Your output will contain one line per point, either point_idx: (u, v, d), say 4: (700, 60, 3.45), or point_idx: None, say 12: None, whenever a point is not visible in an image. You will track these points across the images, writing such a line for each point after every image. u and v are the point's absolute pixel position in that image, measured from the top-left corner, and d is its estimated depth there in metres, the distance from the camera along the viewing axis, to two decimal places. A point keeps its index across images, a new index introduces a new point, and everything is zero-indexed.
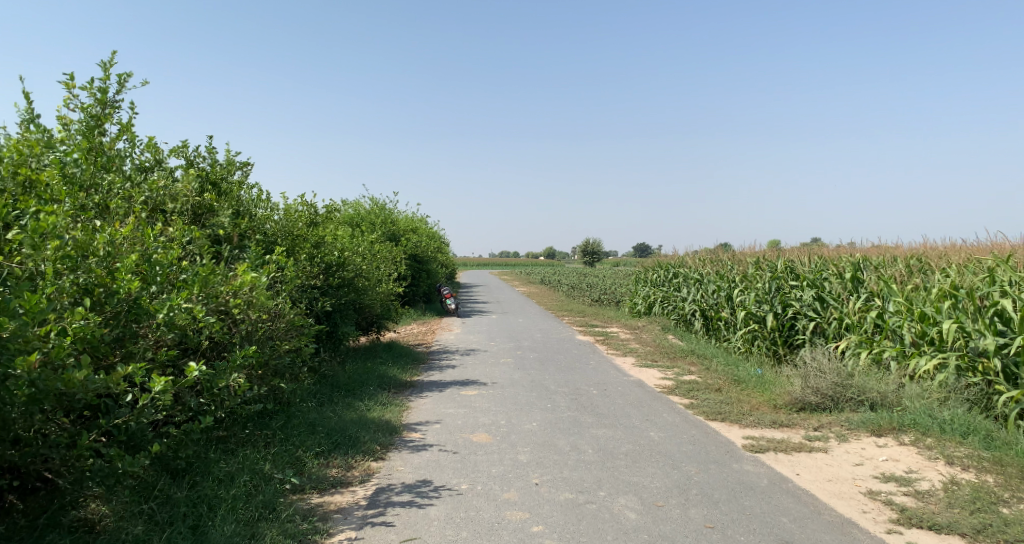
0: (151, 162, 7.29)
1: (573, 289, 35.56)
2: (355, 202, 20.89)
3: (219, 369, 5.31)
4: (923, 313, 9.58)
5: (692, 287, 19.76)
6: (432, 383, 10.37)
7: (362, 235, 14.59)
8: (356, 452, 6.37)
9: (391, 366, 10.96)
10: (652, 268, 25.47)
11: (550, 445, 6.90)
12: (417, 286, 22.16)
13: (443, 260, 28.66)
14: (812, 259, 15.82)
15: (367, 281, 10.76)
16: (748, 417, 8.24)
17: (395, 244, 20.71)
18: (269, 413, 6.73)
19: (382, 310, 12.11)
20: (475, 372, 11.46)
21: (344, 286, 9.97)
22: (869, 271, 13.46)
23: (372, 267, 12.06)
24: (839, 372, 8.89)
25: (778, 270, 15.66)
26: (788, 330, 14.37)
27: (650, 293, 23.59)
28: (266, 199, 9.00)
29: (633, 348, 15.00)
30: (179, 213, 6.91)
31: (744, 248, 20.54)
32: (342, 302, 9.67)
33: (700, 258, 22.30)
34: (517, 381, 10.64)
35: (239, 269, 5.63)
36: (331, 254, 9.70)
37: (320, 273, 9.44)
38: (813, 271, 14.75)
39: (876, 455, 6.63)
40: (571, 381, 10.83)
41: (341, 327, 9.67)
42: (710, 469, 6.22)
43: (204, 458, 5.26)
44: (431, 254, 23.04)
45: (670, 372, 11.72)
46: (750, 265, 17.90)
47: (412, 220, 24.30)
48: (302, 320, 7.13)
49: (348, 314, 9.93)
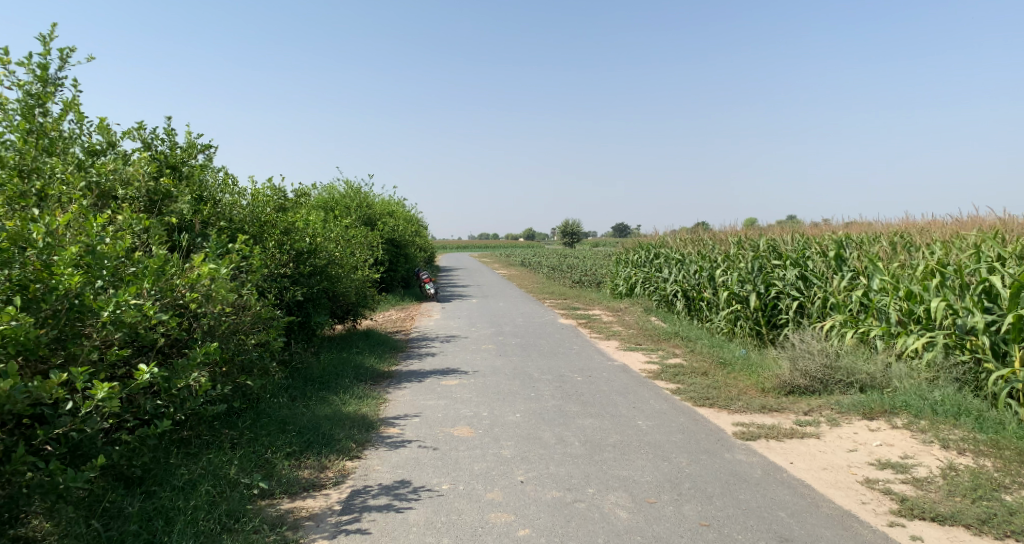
0: (104, 145, 6.85)
1: (553, 271, 35.27)
2: (329, 186, 20.40)
3: (177, 368, 4.93)
4: (909, 291, 9.32)
5: (674, 267, 19.50)
6: (411, 373, 10.02)
7: (336, 221, 14.13)
8: (330, 451, 6.02)
9: (368, 356, 10.57)
10: (633, 249, 25.19)
11: (535, 438, 6.59)
12: (395, 272, 21.76)
13: (422, 244, 28.26)
14: (794, 237, 15.59)
15: (341, 268, 10.34)
16: (737, 402, 7.98)
17: (371, 228, 20.29)
18: (237, 411, 6.35)
19: (358, 298, 11.70)
20: (455, 360, 11.12)
21: (316, 274, 9.54)
22: (853, 248, 13.24)
23: (347, 254, 11.64)
24: (827, 353, 8.65)
25: (762, 249, 15.42)
26: (772, 310, 14.15)
27: (632, 274, 23.33)
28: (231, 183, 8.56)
29: (615, 331, 14.72)
30: (133, 198, 6.47)
31: (726, 227, 20.28)
32: (314, 290, 9.27)
33: (681, 238, 22.05)
34: (499, 368, 10.32)
35: (197, 259, 5.20)
36: (301, 241, 9.27)
37: (290, 261, 9.01)
38: (797, 250, 14.51)
39: (870, 440, 6.34)
40: (554, 367, 10.52)
41: (313, 317, 9.26)
42: (702, 460, 5.94)
43: (164, 465, 4.90)
44: (408, 238, 22.63)
45: (654, 356, 11.46)
46: (732, 244, 17.65)
47: (389, 203, 23.83)
48: (269, 311, 6.73)
49: (321, 303, 9.52)
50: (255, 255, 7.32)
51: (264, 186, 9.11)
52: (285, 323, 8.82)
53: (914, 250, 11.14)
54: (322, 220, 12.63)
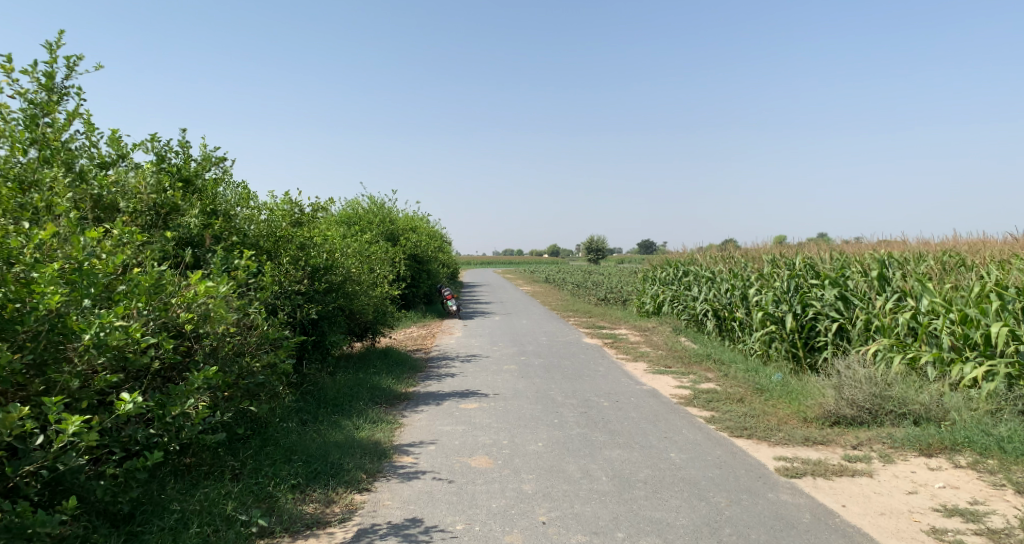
0: (115, 156, 6.53)
1: (577, 288, 34.76)
2: (352, 202, 20.15)
3: (173, 394, 4.54)
4: (965, 316, 8.74)
5: (704, 286, 18.93)
6: (429, 395, 9.58)
7: (357, 236, 13.79)
8: (338, 483, 5.58)
9: (385, 376, 10.15)
10: (660, 266, 24.63)
11: (558, 471, 6.10)
12: (417, 288, 21.43)
13: (445, 260, 27.93)
14: (832, 256, 14.99)
15: (359, 285, 9.96)
16: (778, 433, 7.42)
17: (393, 244, 19.99)
18: (241, 437, 5.95)
19: (376, 315, 11.29)
20: (476, 381, 10.66)
21: (332, 291, 9.16)
22: (896, 268, 12.63)
23: (366, 270, 11.26)
24: (876, 382, 8.07)
25: (797, 268, 14.83)
26: (809, 332, 13.55)
27: (659, 292, 22.78)
28: (248, 197, 8.23)
29: (643, 351, 14.18)
30: (139, 210, 6.13)
31: (759, 244, 19.68)
32: (329, 308, 8.88)
33: (710, 256, 21.49)
34: (521, 392, 9.84)
35: (195, 275, 4.81)
36: (318, 257, 8.91)
37: (306, 278, 8.64)
38: (835, 269, 13.91)
39: (931, 482, 5.81)
40: (580, 391, 10.02)
41: (328, 336, 8.87)
42: (743, 501, 5.40)
43: (154, 500, 4.50)
44: (431, 254, 22.28)
45: (685, 380, 10.92)
46: (766, 263, 17.07)
47: (412, 219, 23.55)
48: (279, 332, 6.34)
49: (336, 321, 9.14)
50: (267, 273, 6.97)
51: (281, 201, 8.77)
52: (298, 342, 8.44)
53: (965, 271, 10.54)
54: (341, 235, 12.27)
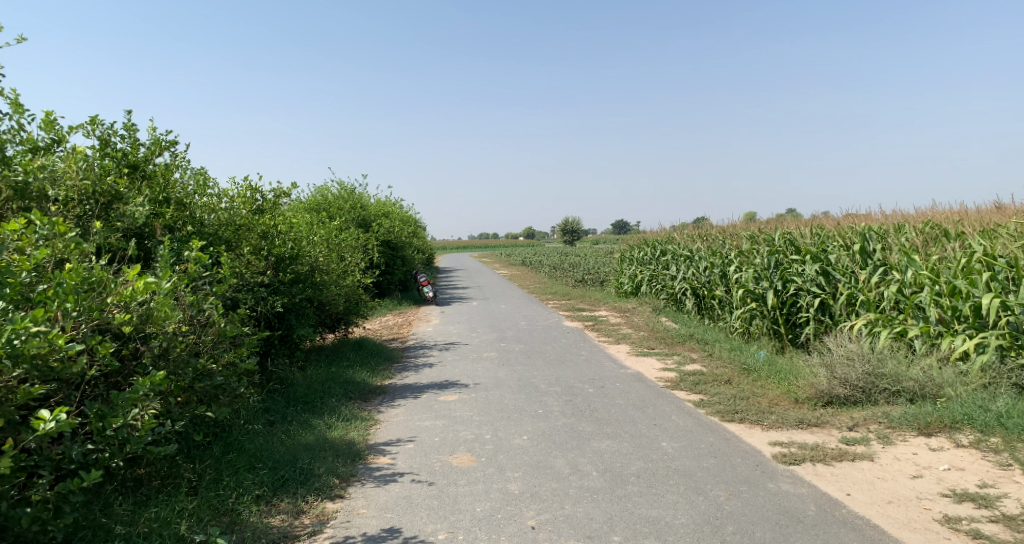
0: (51, 140, 5.98)
1: (554, 270, 34.44)
2: (321, 188, 19.54)
3: (115, 403, 4.10)
4: (954, 287, 8.48)
5: (683, 264, 18.63)
6: (406, 388, 9.14)
7: (325, 223, 13.22)
8: (307, 491, 5.15)
9: (359, 369, 9.68)
10: (637, 245, 24.31)
11: (546, 467, 5.72)
12: (392, 275, 20.92)
13: (419, 245, 27.40)
14: (812, 230, 14.74)
15: (328, 275, 9.47)
16: (771, 416, 7.11)
17: (365, 231, 19.44)
18: (201, 444, 5.48)
19: (348, 304, 10.79)
20: (454, 371, 10.25)
21: (298, 281, 8.66)
22: (877, 241, 12.38)
23: (335, 259, 10.74)
24: (868, 359, 7.78)
25: (777, 243, 14.56)
26: (791, 308, 13.30)
27: (637, 272, 22.47)
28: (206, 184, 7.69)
29: (625, 333, 13.85)
30: (74, 199, 5.61)
31: (736, 220, 19.39)
32: (296, 300, 8.39)
33: (688, 234, 21.21)
34: (502, 381, 9.44)
35: (134, 271, 4.34)
36: (283, 245, 8.41)
37: (269, 268, 8.14)
38: (815, 244, 13.65)
39: (936, 464, 5.52)
40: (562, 378, 9.65)
41: (297, 329, 8.37)
42: (743, 493, 5.07)
43: (95, 522, 4.08)
44: (405, 240, 21.76)
45: (670, 362, 10.61)
46: (745, 239, 16.80)
47: (383, 204, 22.97)
48: (237, 328, 5.86)
49: (305, 313, 8.64)
50: (224, 264, 6.47)
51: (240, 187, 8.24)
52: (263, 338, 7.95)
53: (950, 241, 10.29)
54: (308, 222, 11.74)
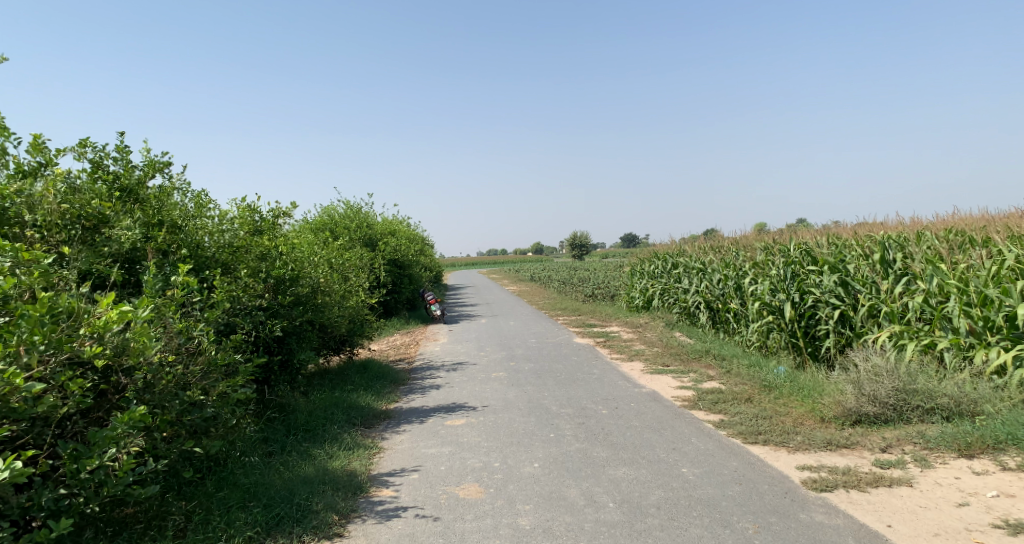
0: (37, 163, 5.72)
1: (564, 285, 34.06)
2: (327, 208, 19.34)
3: (93, 442, 3.77)
4: (986, 297, 8.07)
5: (695, 277, 18.23)
6: (412, 412, 8.81)
7: (328, 242, 12.91)
8: (303, 530, 4.80)
9: (360, 398, 9.31)
10: (647, 259, 23.93)
11: (559, 499, 5.35)
12: (400, 293, 20.63)
13: (427, 264, 27.11)
14: (827, 239, 14.34)
15: (329, 296, 9.16)
16: (797, 437, 6.71)
17: (371, 250, 19.19)
18: (193, 480, 5.15)
19: (349, 327, 10.43)
20: (463, 393, 9.89)
21: (298, 303, 8.34)
22: (897, 250, 11.98)
23: (337, 278, 10.42)
24: (898, 374, 7.36)
25: (792, 253, 14.18)
26: (810, 321, 12.88)
27: (648, 286, 22.08)
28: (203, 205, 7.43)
29: (638, 349, 13.46)
30: (55, 224, 5.33)
31: (748, 231, 19.01)
32: (297, 322, 8.03)
33: (699, 247, 20.82)
34: (512, 403, 9.07)
35: (109, 299, 4.02)
36: (282, 265, 8.12)
37: (269, 290, 7.82)
38: (832, 254, 13.26)
39: (981, 490, 5.12)
40: (575, 398, 9.26)
41: (300, 353, 8.00)
42: (773, 525, 4.69)
43: None
44: (412, 258, 21.49)
45: (686, 379, 10.22)
46: (758, 251, 16.41)
47: (390, 222, 22.72)
48: (230, 356, 5.52)
49: (308, 336, 8.30)
50: (217, 289, 6.17)
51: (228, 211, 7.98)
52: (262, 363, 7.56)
53: (976, 248, 9.88)
54: (310, 242, 11.46)
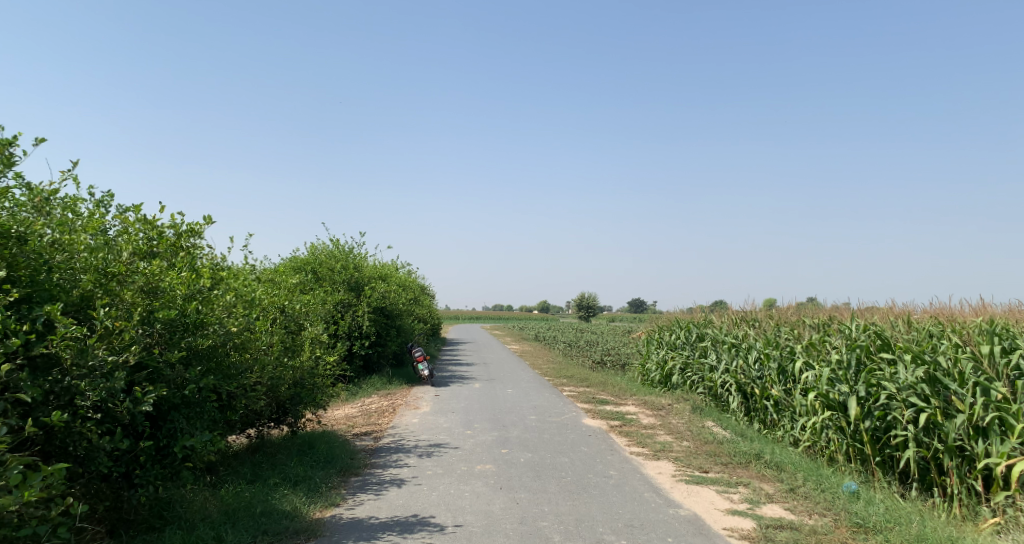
0: None
1: (570, 347, 31.35)
2: (309, 245, 16.95)
3: None
4: None
5: (726, 353, 15.58)
6: (353, 531, 6.18)
7: (283, 281, 10.42)
8: None
9: (283, 501, 6.67)
10: (666, 326, 21.29)
11: None
12: (385, 347, 18.03)
13: (421, 313, 24.51)
14: (897, 318, 11.70)
15: (251, 353, 6.64)
16: None
17: (354, 296, 16.68)
18: None
19: (277, 396, 7.81)
20: (431, 498, 7.26)
21: (198, 361, 5.83)
22: (1005, 344, 9.38)
23: (271, 328, 7.87)
24: None
25: (855, 335, 11.50)
26: (880, 423, 10.18)
27: (667, 358, 19.36)
28: (49, 220, 5.14)
29: (662, 442, 10.77)
30: None
31: (790, 303, 16.32)
32: (183, 393, 5.47)
33: (728, 317, 18.22)
34: (495, 524, 6.44)
35: None
36: (176, 303, 5.65)
37: (149, 340, 5.33)
38: (909, 339, 10.65)
39: None
40: (585, 521, 6.63)
41: (190, 436, 5.45)
42: None
43: None
44: (402, 308, 18.95)
45: (736, 499, 7.57)
46: (806, 328, 13.79)
47: (382, 267, 20.27)
48: None
49: (208, 410, 5.76)
50: None
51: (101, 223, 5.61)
52: (119, 453, 4.99)
53: None
54: (254, 278, 8.95)
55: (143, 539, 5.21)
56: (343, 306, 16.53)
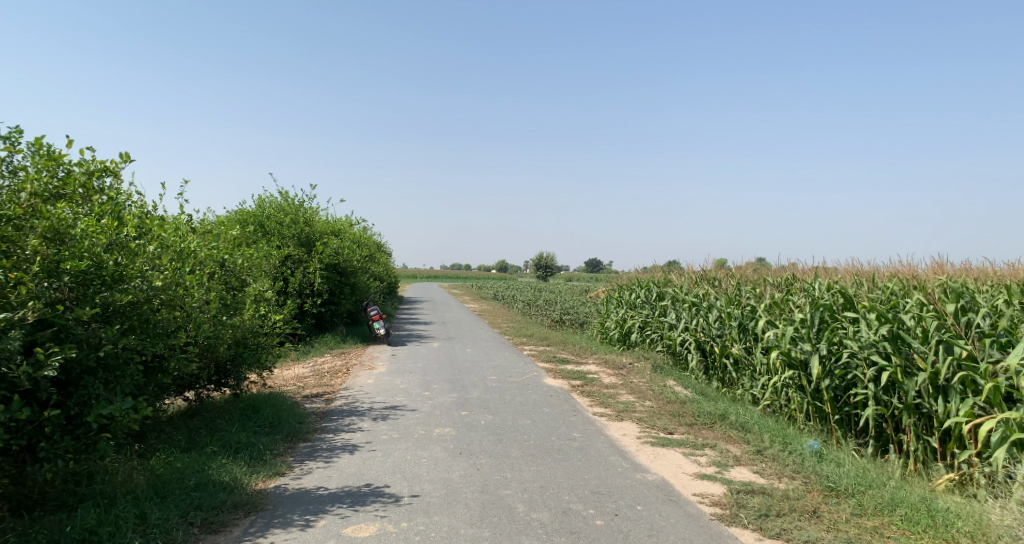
0: None
1: (528, 306, 31.02)
2: (256, 198, 16.08)
3: None
4: None
5: (687, 311, 15.32)
6: (300, 503, 5.67)
7: (225, 234, 9.70)
8: None
9: (221, 471, 6.11)
10: (626, 285, 21.00)
11: None
12: (339, 305, 17.38)
13: (376, 271, 23.80)
14: (861, 276, 11.47)
15: (178, 310, 6.01)
16: None
17: (304, 252, 15.92)
18: None
19: (215, 357, 7.20)
20: (385, 466, 6.78)
21: (118, 319, 5.23)
22: (970, 304, 9.15)
23: (205, 283, 7.20)
24: None
25: (820, 294, 11.25)
26: (841, 381, 9.96)
27: (626, 317, 19.09)
28: None
29: (626, 402, 10.44)
30: None
31: (751, 261, 16.09)
32: (91, 355, 4.87)
33: (689, 276, 17.97)
34: (454, 494, 6.00)
35: None
36: (89, 252, 5.07)
37: (53, 295, 4.78)
38: (873, 297, 10.42)
39: None
40: (549, 490, 6.23)
41: (108, 404, 4.90)
42: None
43: None
44: (357, 265, 18.24)
45: (704, 462, 7.25)
46: (768, 286, 13.54)
47: (335, 222, 19.49)
48: None
49: (130, 375, 5.19)
50: None
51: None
52: (16, 423, 4.45)
53: None
54: (188, 228, 8.22)
55: (52, 519, 4.73)
56: (293, 263, 15.80)
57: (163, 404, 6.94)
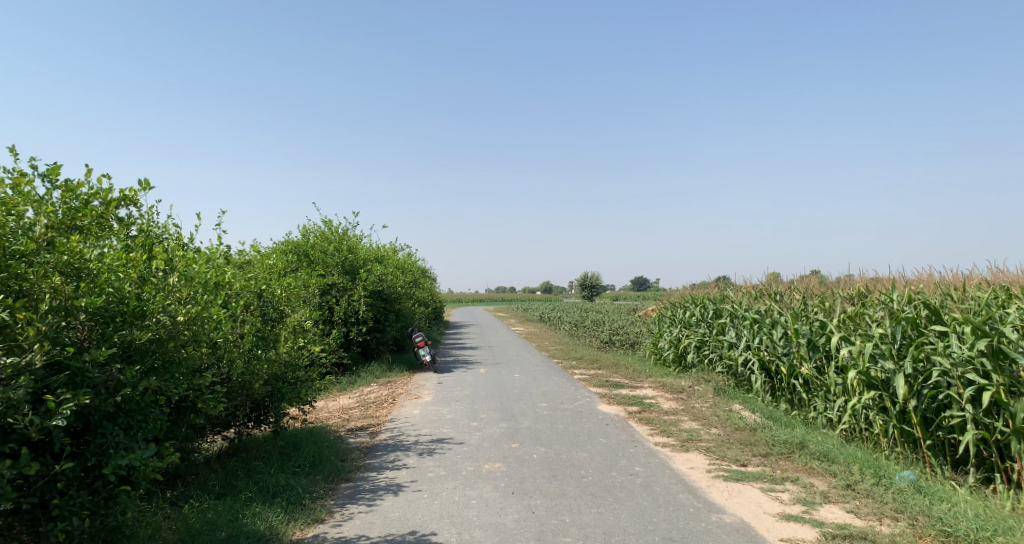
0: None
1: (577, 327, 30.27)
2: (301, 227, 15.84)
3: None
4: None
5: (748, 329, 14.46)
6: None
7: (264, 263, 9.33)
8: None
9: (255, 519, 5.62)
10: (679, 303, 20.16)
11: None
12: (384, 333, 16.98)
13: (421, 297, 23.41)
14: (945, 286, 10.56)
15: (206, 346, 5.55)
16: None
17: (348, 280, 15.56)
18: None
19: (250, 395, 6.76)
20: (431, 509, 6.20)
21: (140, 357, 4.80)
22: None
23: (239, 316, 6.78)
24: None
25: (900, 307, 10.39)
26: (931, 403, 9.06)
27: (682, 336, 18.24)
28: None
29: (690, 430, 9.68)
30: None
31: (814, 274, 15.18)
32: (108, 402, 4.42)
33: (747, 292, 17.09)
34: None
35: None
36: (109, 287, 4.65)
37: (69, 336, 4.37)
38: (962, 310, 9.54)
39: None
40: (615, 537, 5.57)
41: (129, 453, 4.45)
42: None
43: None
44: (402, 291, 17.85)
45: (788, 500, 6.49)
46: (837, 301, 12.65)
47: (379, 248, 19.18)
48: None
49: (154, 419, 4.73)
50: None
51: (9, 192, 4.57)
52: (24, 481, 4.05)
53: None
54: (225, 259, 7.84)
55: None
56: (338, 290, 15.47)
57: (197, 444, 6.53)
